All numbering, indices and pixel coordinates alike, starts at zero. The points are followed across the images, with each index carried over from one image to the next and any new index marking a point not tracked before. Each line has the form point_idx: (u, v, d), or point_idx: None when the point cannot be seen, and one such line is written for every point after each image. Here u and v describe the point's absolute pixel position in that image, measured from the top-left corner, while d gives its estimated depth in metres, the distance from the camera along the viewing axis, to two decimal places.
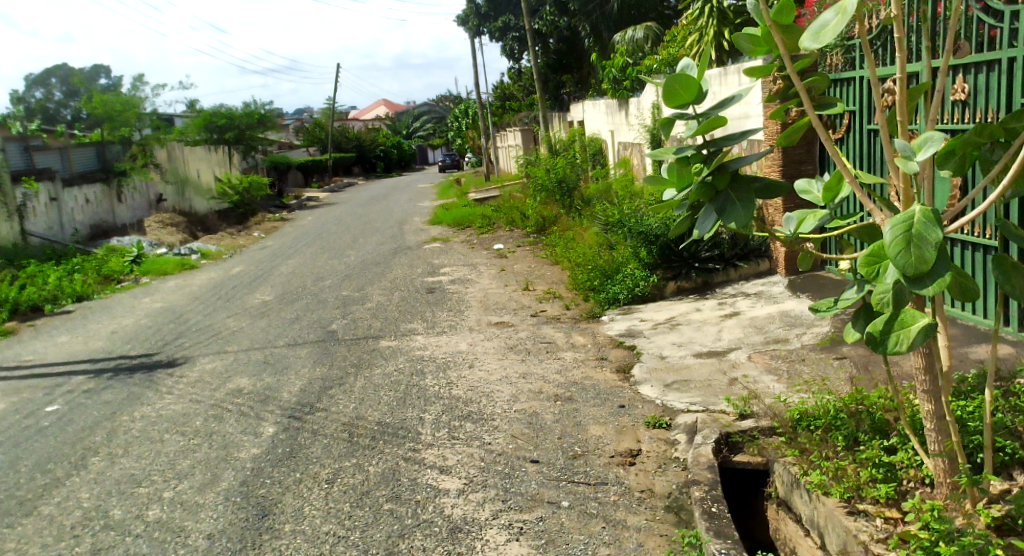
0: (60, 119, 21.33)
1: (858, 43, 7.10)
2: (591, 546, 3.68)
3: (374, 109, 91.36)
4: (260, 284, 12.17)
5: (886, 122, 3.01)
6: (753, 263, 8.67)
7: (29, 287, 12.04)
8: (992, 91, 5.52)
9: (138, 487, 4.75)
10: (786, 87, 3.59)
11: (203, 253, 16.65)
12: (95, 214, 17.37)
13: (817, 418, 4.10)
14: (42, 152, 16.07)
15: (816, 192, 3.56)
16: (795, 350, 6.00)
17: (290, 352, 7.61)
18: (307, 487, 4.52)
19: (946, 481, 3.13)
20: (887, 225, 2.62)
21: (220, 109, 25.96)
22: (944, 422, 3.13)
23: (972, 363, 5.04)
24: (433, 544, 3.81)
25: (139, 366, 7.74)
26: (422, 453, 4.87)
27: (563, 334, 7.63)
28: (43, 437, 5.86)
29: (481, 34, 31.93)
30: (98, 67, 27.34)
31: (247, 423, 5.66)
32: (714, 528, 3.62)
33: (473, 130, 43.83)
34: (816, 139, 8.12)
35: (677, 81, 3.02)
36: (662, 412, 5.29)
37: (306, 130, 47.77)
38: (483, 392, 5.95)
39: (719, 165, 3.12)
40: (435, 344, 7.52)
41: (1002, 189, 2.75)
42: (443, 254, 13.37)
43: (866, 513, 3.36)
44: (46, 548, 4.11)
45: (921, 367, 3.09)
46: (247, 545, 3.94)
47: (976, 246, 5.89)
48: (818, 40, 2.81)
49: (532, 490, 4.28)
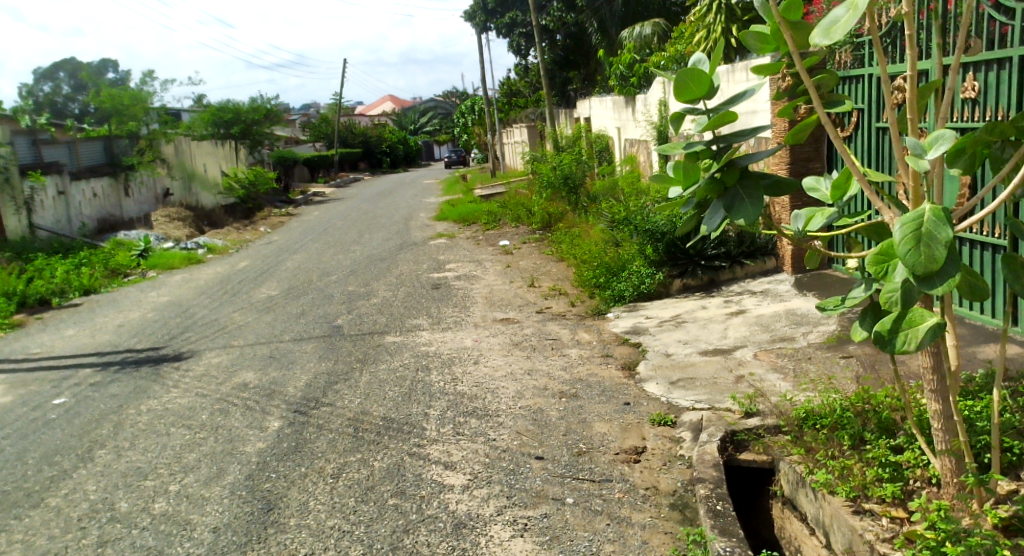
0: (68, 112, 21.39)
1: (867, 40, 7.07)
2: (595, 543, 3.68)
3: (379, 104, 91.39)
4: (265, 278, 12.20)
5: (895, 119, 2.99)
6: (759, 261, 8.65)
7: (36, 280, 12.08)
8: (1003, 89, 5.49)
9: (144, 480, 4.76)
10: (794, 85, 3.57)
11: (210, 248, 16.68)
12: (102, 208, 17.42)
13: (823, 416, 4.10)
14: (50, 146, 16.11)
15: (824, 190, 3.53)
16: (801, 348, 5.98)
17: (296, 347, 7.63)
18: (312, 481, 4.53)
19: (953, 481, 3.12)
20: (898, 223, 2.61)
21: (227, 103, 25.99)
22: (951, 422, 3.13)
23: (980, 362, 5.02)
24: (438, 539, 3.82)
25: (145, 360, 7.76)
26: (427, 448, 4.88)
27: (568, 330, 7.62)
28: (50, 430, 5.88)
29: (488, 30, 31.89)
30: (106, 61, 27.38)
31: (253, 418, 5.68)
32: (719, 525, 3.63)
33: (480, 126, 43.80)
34: (824, 137, 8.09)
35: (688, 75, 3.02)
36: (668, 409, 5.29)
37: (312, 125, 47.81)
38: (488, 388, 5.95)
39: (727, 162, 3.12)
40: (440, 340, 7.52)
41: (1012, 188, 2.74)
42: (449, 250, 13.38)
43: (872, 513, 3.35)
44: (53, 540, 4.13)
45: (929, 366, 3.08)
46: (253, 539, 3.95)
47: (985, 245, 5.86)
48: (828, 37, 2.79)
49: (537, 486, 4.28)
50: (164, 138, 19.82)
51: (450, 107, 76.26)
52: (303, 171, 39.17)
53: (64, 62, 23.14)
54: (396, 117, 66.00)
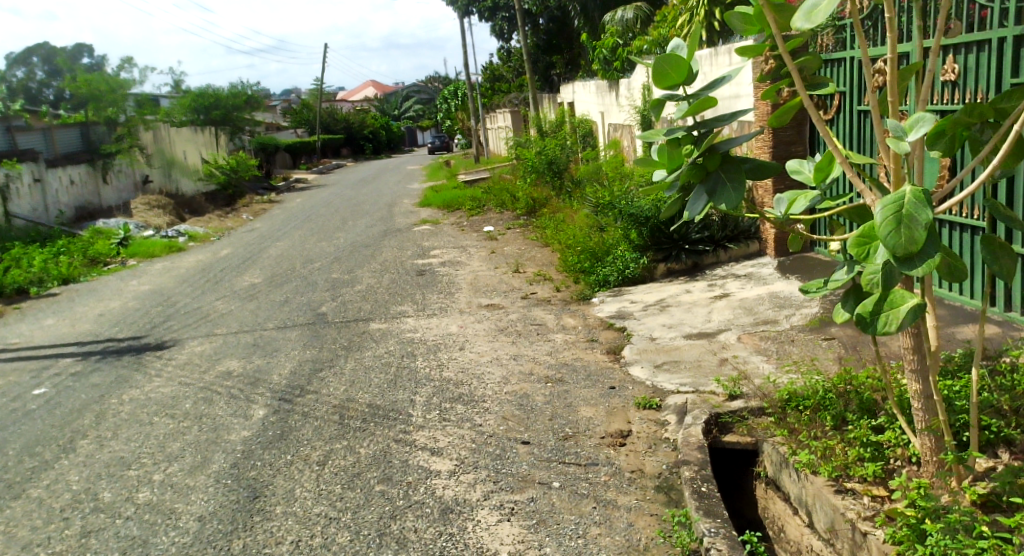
0: (44, 98, 21.03)
1: (849, 23, 7.08)
2: (582, 526, 3.70)
3: (359, 90, 90.50)
4: (248, 266, 12.11)
5: (877, 102, 2.96)
6: (742, 244, 8.69)
7: (13, 269, 11.93)
8: (982, 71, 5.52)
9: (128, 470, 4.74)
10: (778, 67, 3.55)
11: (192, 236, 16.60)
12: (80, 195, 17.19)
13: (806, 398, 4.15)
14: (25, 132, 16.03)
15: (807, 172, 3.51)
16: (784, 331, 6.03)
17: (280, 335, 7.58)
18: (298, 469, 4.53)
19: (932, 460, 3.16)
20: (878, 205, 2.62)
21: (207, 89, 25.75)
22: (931, 401, 3.17)
23: (959, 343, 5.08)
24: (424, 525, 3.82)
25: (127, 349, 7.69)
26: (414, 435, 4.88)
27: (553, 316, 7.63)
28: (30, 421, 5.82)
29: (469, 13, 31.63)
30: (82, 47, 26.95)
31: (237, 406, 5.65)
32: (703, 507, 3.66)
33: (463, 111, 43.55)
34: (806, 120, 8.12)
35: (666, 61, 3.02)
36: (653, 392, 5.32)
37: (294, 112, 47.32)
38: (474, 374, 5.96)
39: (709, 146, 3.11)
40: (425, 327, 7.51)
41: (993, 169, 2.73)
42: (433, 236, 13.34)
43: (854, 492, 3.39)
44: (35, 531, 4.10)
45: (909, 347, 3.11)
46: (238, 527, 3.94)
47: (964, 226, 5.91)
48: (809, 21, 2.78)
49: (523, 471, 4.30)
50: (144, 124, 19.60)
51: (431, 92, 75.52)
52: (285, 158, 38.79)
53: (37, 46, 22.58)
54: (377, 103, 65.64)
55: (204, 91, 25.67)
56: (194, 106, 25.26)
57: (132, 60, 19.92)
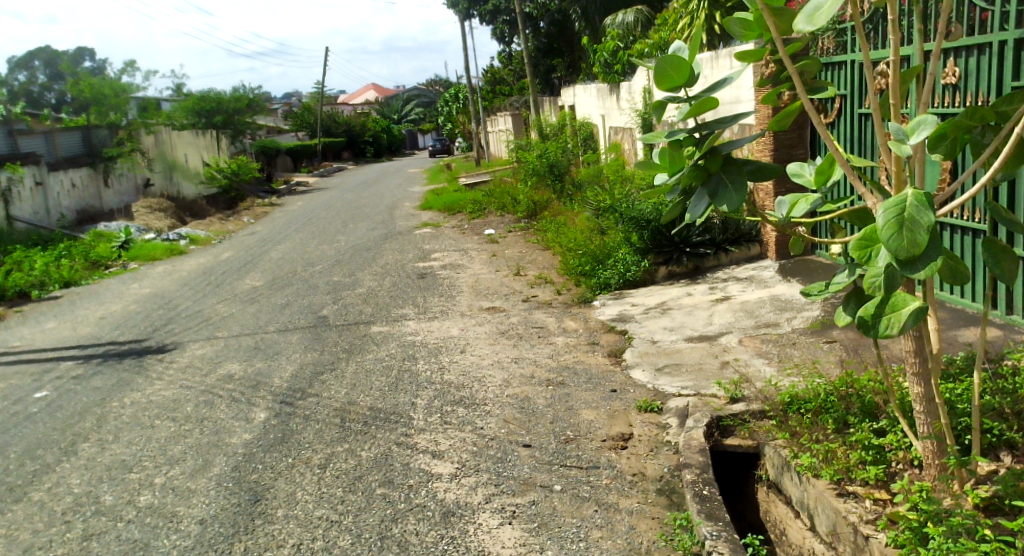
0: (45, 102, 21.04)
1: (850, 26, 7.09)
2: (583, 529, 3.70)
3: (360, 93, 90.55)
4: (249, 269, 12.12)
5: (879, 105, 2.95)
6: (743, 247, 8.67)
7: (15, 273, 11.94)
8: (983, 75, 5.53)
9: (129, 473, 4.74)
10: (778, 71, 3.54)
11: (193, 239, 16.59)
12: (81, 199, 17.19)
13: (807, 401, 4.16)
14: (26, 136, 16.05)
15: (808, 175, 3.52)
16: (785, 334, 6.03)
17: (281, 338, 7.57)
18: (300, 472, 4.52)
19: (934, 462, 3.15)
20: (880, 209, 2.63)
21: (209, 92, 25.80)
22: (933, 404, 3.17)
23: (961, 346, 5.08)
24: (427, 527, 3.82)
25: (128, 353, 7.69)
26: (415, 438, 4.87)
27: (554, 319, 7.63)
28: (31, 424, 5.82)
29: (470, 17, 31.65)
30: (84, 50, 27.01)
31: (238, 409, 5.66)
32: (705, 510, 3.65)
33: (463, 114, 43.60)
34: (808, 123, 8.13)
35: (668, 62, 3.02)
36: (654, 395, 5.32)
37: (295, 115, 47.37)
38: (475, 377, 5.96)
39: (709, 149, 3.11)
40: (426, 330, 7.51)
41: (995, 172, 2.73)
42: (434, 240, 13.32)
43: (856, 495, 3.38)
44: (36, 535, 4.10)
45: (911, 350, 3.11)
46: (239, 530, 3.94)
47: (965, 230, 5.92)
48: (811, 23, 2.78)
49: (525, 474, 4.30)
50: (145, 128, 19.62)
51: (432, 96, 75.58)
52: (286, 161, 38.81)
53: (38, 50, 22.63)
54: (378, 107, 65.73)
55: (206, 94, 25.70)
56: (196, 109, 25.32)
57: (133, 63, 19.95)
